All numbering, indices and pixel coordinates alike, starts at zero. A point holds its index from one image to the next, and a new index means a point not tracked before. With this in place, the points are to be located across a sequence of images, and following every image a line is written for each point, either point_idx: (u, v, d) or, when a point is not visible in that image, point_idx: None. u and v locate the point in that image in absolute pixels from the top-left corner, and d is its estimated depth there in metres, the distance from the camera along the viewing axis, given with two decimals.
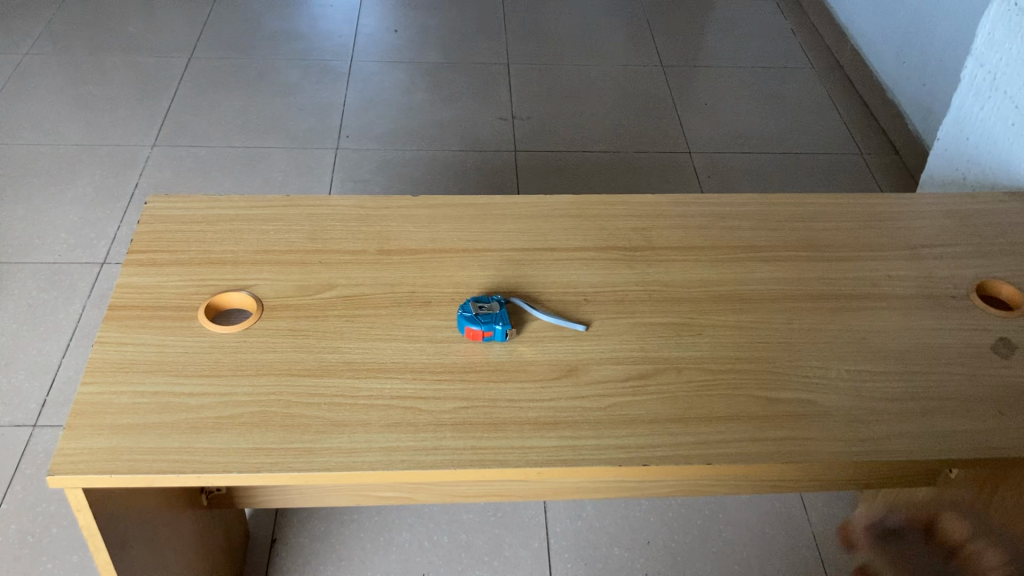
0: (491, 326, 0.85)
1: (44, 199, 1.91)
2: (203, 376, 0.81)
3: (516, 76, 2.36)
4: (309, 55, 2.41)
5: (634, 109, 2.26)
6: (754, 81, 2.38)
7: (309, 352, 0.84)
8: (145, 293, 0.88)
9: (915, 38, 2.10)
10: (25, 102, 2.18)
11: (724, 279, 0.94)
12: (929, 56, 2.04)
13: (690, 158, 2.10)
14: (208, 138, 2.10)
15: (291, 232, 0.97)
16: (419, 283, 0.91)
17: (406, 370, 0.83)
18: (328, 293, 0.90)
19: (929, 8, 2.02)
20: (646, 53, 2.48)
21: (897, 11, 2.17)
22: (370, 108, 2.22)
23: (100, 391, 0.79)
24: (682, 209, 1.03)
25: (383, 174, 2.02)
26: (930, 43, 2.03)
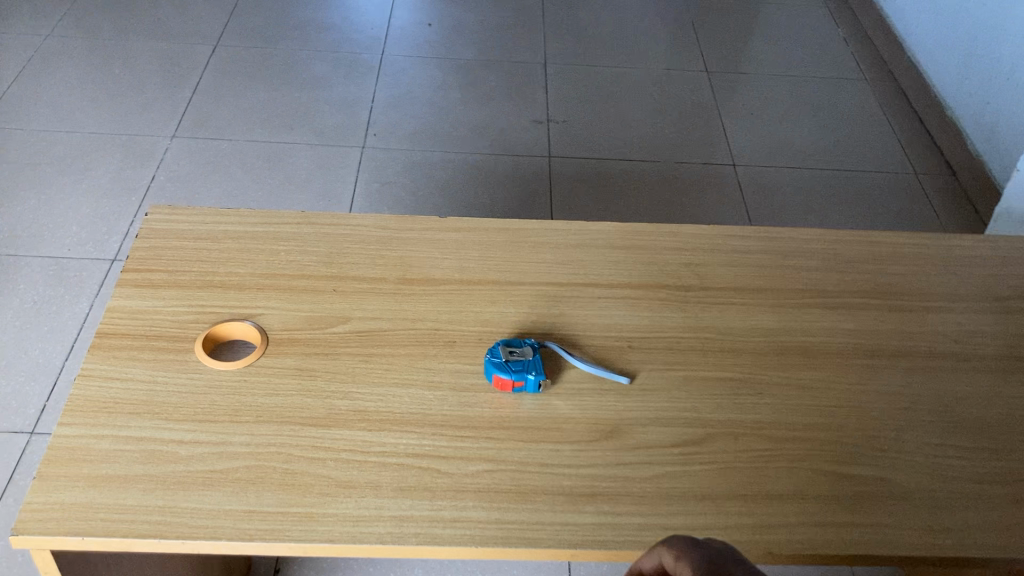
0: (519, 375, 0.74)
1: (57, 189, 1.83)
2: (196, 420, 0.72)
3: (554, 77, 2.25)
4: (339, 47, 2.32)
5: (676, 116, 2.15)
6: (803, 92, 2.27)
7: (317, 397, 0.74)
8: (138, 320, 0.79)
9: (977, 53, 1.97)
10: (45, 86, 2.11)
11: (787, 329, 0.83)
12: (993, 73, 1.91)
13: (735, 171, 1.98)
14: (231, 131, 2.02)
15: (304, 254, 0.87)
16: (443, 318, 0.82)
17: (425, 424, 0.73)
18: (341, 327, 0.80)
19: (995, 22, 1.90)
20: (690, 57, 2.37)
21: (959, 23, 2.05)
22: (400, 106, 2.12)
23: (79, 434, 0.70)
24: (739, 244, 0.92)
25: (410, 176, 1.92)
26: (994, 59, 1.91)
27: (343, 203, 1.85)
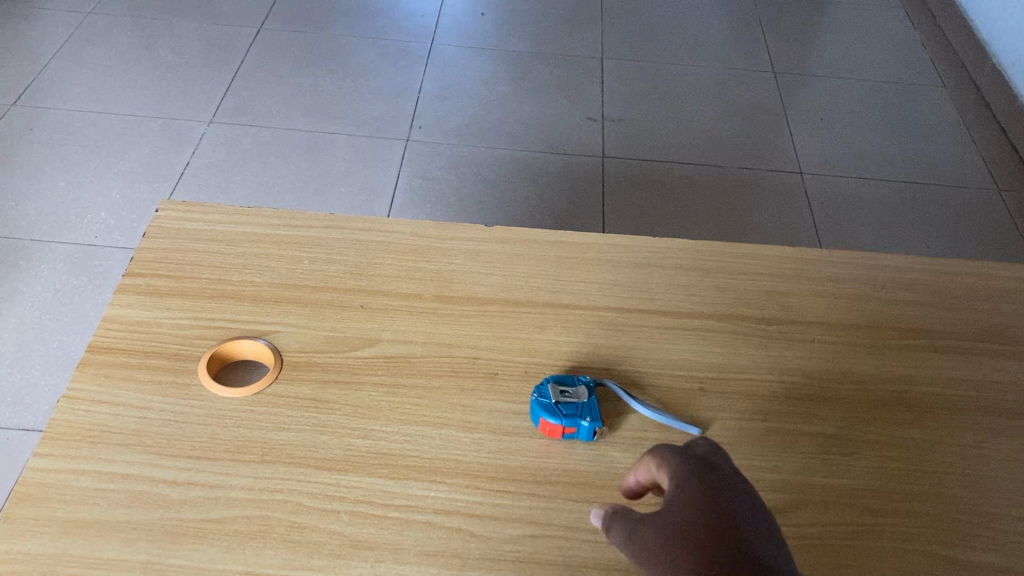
0: (569, 421, 0.63)
1: (88, 173, 1.76)
2: (193, 456, 0.61)
3: (610, 74, 2.13)
4: (386, 34, 2.22)
5: (741, 118, 2.01)
6: (879, 98, 2.11)
7: (333, 435, 0.64)
8: (136, 333, 0.69)
9: None
10: (81, 65, 2.03)
11: (885, 375, 0.71)
12: None
13: (803, 180, 1.85)
14: (270, 118, 1.93)
15: (329, 261, 0.77)
16: (484, 346, 0.71)
17: (459, 474, 0.62)
18: (367, 351, 0.70)
19: None
20: (756, 56, 2.23)
21: None
22: (448, 98, 2.02)
23: (56, 468, 0.60)
24: (830, 271, 0.80)
25: (455, 172, 1.81)
26: None
27: (383, 198, 1.75)
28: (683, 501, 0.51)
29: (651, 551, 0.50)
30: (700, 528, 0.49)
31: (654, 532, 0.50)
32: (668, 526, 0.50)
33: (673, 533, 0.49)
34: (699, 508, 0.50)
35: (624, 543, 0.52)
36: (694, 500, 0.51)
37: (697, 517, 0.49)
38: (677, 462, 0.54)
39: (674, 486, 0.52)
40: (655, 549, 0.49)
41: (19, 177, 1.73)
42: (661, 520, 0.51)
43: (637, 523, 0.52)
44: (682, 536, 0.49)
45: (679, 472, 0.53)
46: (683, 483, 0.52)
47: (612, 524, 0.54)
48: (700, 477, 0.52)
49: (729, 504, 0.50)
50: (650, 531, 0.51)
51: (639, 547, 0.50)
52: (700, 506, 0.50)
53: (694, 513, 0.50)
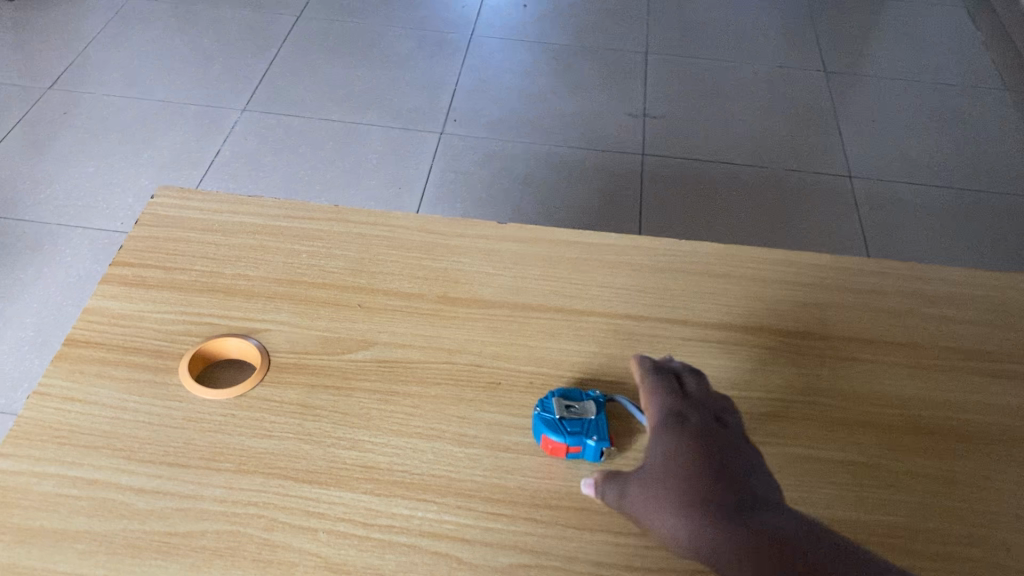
0: (574, 440, 0.57)
1: (118, 158, 1.74)
2: (164, 463, 0.57)
3: (655, 70, 2.06)
4: (426, 24, 2.17)
5: (789, 119, 1.93)
6: (936, 100, 2.01)
7: (317, 445, 0.59)
8: (118, 327, 0.65)
9: None
10: (119, 50, 2.02)
11: (930, 399, 0.64)
12: None
13: (852, 185, 1.76)
14: (304, 107, 1.89)
15: (329, 256, 0.72)
16: (488, 353, 0.65)
17: (450, 492, 0.57)
18: (361, 354, 0.65)
19: None
20: (808, 54, 2.14)
21: None
22: (486, 92, 1.96)
23: (19, 470, 0.56)
24: (872, 283, 0.73)
25: (489, 167, 1.76)
26: None
27: (413, 191, 1.70)
28: (671, 446, 0.52)
29: (648, 499, 0.50)
30: (695, 469, 0.50)
31: (647, 481, 0.51)
32: (662, 472, 0.51)
33: (667, 477, 0.50)
34: (688, 451, 0.51)
35: (617, 496, 0.52)
36: (682, 443, 0.52)
37: (689, 459, 0.50)
38: (659, 409, 0.55)
39: (660, 432, 0.53)
40: (652, 496, 0.50)
41: (50, 161, 1.72)
42: (653, 468, 0.51)
43: (629, 475, 0.52)
44: (677, 478, 0.50)
45: (662, 419, 0.55)
46: (667, 427, 0.53)
47: (602, 481, 0.54)
48: (686, 421, 0.53)
49: (719, 445, 0.51)
50: (643, 479, 0.51)
51: (635, 497, 0.51)
52: (689, 449, 0.51)
53: (686, 455, 0.51)
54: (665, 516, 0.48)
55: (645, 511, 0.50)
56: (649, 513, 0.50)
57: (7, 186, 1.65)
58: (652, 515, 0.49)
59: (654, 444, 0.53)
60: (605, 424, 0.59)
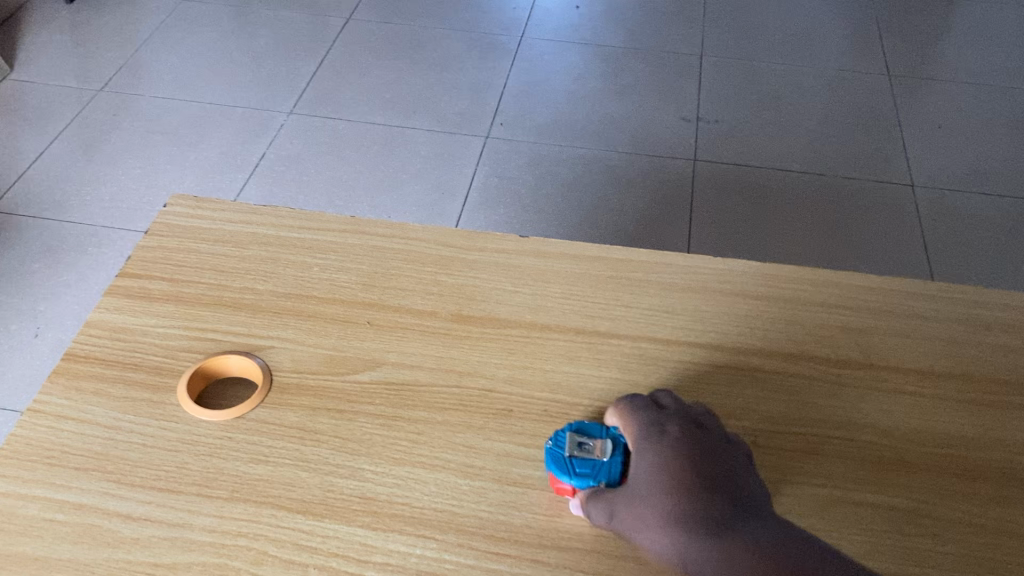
0: (581, 482, 0.53)
1: (165, 161, 1.74)
2: (154, 488, 0.54)
3: (709, 72, 2.00)
4: (476, 26, 2.14)
5: (849, 124, 1.85)
6: (1005, 105, 1.92)
7: (315, 472, 0.56)
8: (119, 343, 0.63)
9: None
10: (170, 53, 2.03)
11: (984, 438, 0.59)
12: None
13: (913, 194, 1.68)
14: (351, 111, 1.88)
15: (341, 269, 0.69)
16: (500, 378, 0.61)
17: (451, 529, 0.53)
18: (367, 376, 0.61)
19: None
20: (871, 57, 2.06)
21: None
22: (534, 95, 1.92)
23: (5, 491, 0.54)
24: (922, 306, 0.67)
25: (533, 173, 1.72)
26: None
27: (456, 196, 1.67)
28: (660, 461, 0.51)
29: (640, 518, 0.49)
30: (694, 486, 0.49)
31: (640, 500, 0.49)
32: (652, 490, 0.49)
33: (658, 496, 0.49)
34: (678, 466, 0.50)
35: (607, 516, 0.51)
36: (668, 459, 0.50)
37: (685, 475, 0.49)
38: (641, 423, 0.54)
39: (646, 447, 0.52)
40: (649, 514, 0.49)
41: (98, 163, 1.73)
42: (642, 484, 0.50)
43: (617, 492, 0.51)
44: (669, 496, 0.48)
45: (646, 431, 0.53)
46: (654, 440, 0.52)
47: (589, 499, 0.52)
48: (670, 431, 0.52)
49: (706, 454, 0.50)
50: (633, 499, 0.50)
51: (627, 518, 0.50)
52: (679, 463, 0.50)
53: (675, 471, 0.49)
54: (664, 538, 0.47)
55: (637, 531, 0.49)
56: (646, 533, 0.48)
57: (57, 187, 1.67)
58: (645, 536, 0.48)
59: (641, 459, 0.52)
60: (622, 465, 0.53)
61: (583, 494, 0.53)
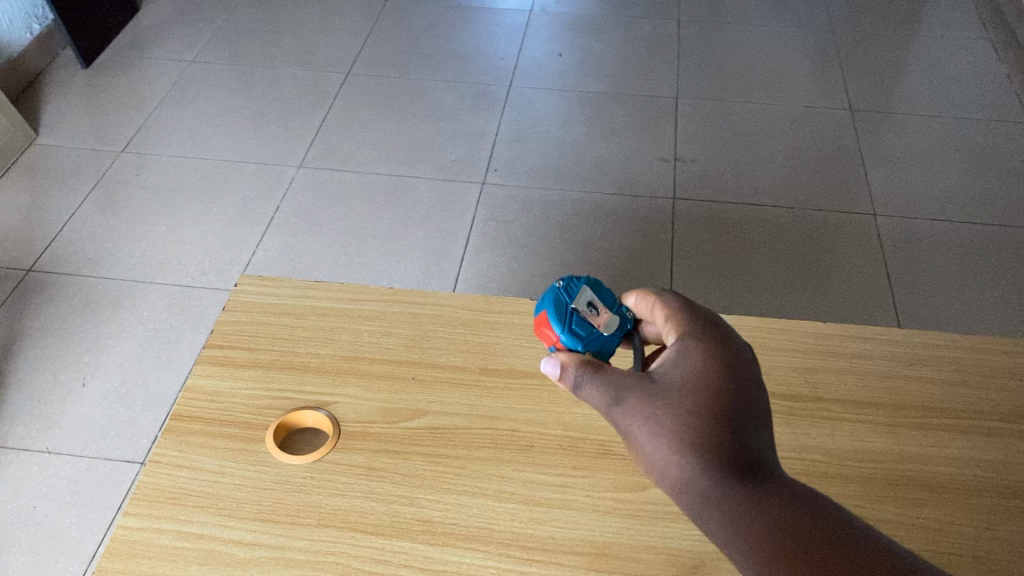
0: (569, 339, 0.62)
1: (187, 216, 1.88)
2: (258, 519, 0.69)
3: (685, 114, 2.16)
4: (469, 77, 2.30)
5: (814, 159, 2.01)
6: (957, 134, 2.07)
7: (382, 501, 0.71)
8: (214, 403, 0.78)
9: None
10: (184, 113, 2.19)
11: (907, 454, 0.74)
12: None
13: (874, 223, 1.82)
14: (356, 163, 2.02)
15: (386, 334, 0.84)
16: (522, 419, 0.77)
17: (491, 542, 0.68)
18: (416, 422, 0.77)
19: None
20: (833, 93, 2.23)
21: None
22: (524, 142, 2.08)
23: (142, 526, 0.69)
24: (859, 347, 0.83)
25: (527, 216, 1.88)
26: None
27: (458, 241, 1.82)
28: (688, 380, 0.55)
29: (646, 420, 0.54)
30: (712, 414, 0.53)
31: (656, 404, 0.55)
32: (673, 406, 0.54)
33: (676, 412, 0.54)
34: (704, 390, 0.55)
35: (609, 401, 0.56)
36: (696, 380, 0.55)
37: (707, 401, 0.54)
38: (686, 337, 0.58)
39: (682, 362, 0.57)
40: (659, 421, 0.54)
41: (125, 221, 1.87)
42: (664, 392, 0.55)
43: (624, 384, 0.56)
44: (682, 412, 0.54)
45: (685, 349, 0.58)
46: (691, 358, 0.57)
47: (588, 374, 0.57)
48: (702, 349, 0.57)
49: (726, 377, 0.55)
50: (641, 399, 0.55)
51: (631, 415, 0.55)
52: (704, 389, 0.55)
53: (698, 396, 0.54)
54: (666, 449, 0.53)
55: (639, 431, 0.54)
56: (650, 434, 0.54)
57: (89, 245, 1.81)
58: (649, 440, 0.54)
59: (667, 371, 0.57)
60: (613, 344, 0.63)
61: (580, 362, 0.58)
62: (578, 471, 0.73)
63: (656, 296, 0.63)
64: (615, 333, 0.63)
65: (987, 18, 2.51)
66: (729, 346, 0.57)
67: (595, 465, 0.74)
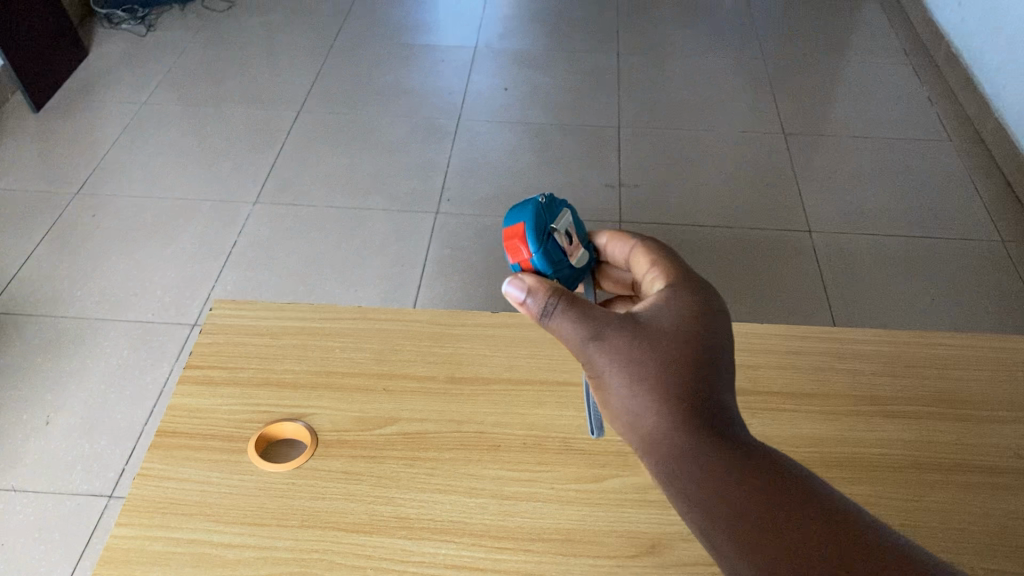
0: (540, 258, 0.68)
1: (145, 254, 1.89)
2: (245, 523, 0.74)
3: (627, 142, 2.25)
4: (418, 112, 2.37)
5: (751, 181, 2.11)
6: (883, 154, 2.19)
7: (360, 502, 0.76)
8: (196, 419, 0.82)
9: None
10: (137, 153, 2.21)
11: (840, 439, 0.81)
12: None
13: (810, 239, 1.92)
14: (311, 198, 2.07)
15: (357, 349, 0.90)
16: (488, 422, 0.83)
17: (465, 533, 0.73)
18: (389, 428, 0.82)
19: None
20: (767, 119, 2.34)
21: None
22: (475, 173, 2.15)
23: (134, 535, 0.73)
24: (794, 345, 0.91)
25: (481, 244, 1.94)
26: None
27: (415, 269, 1.87)
28: (666, 329, 0.58)
29: (620, 355, 0.57)
30: (686, 362, 0.56)
31: (633, 345, 0.57)
32: (650, 350, 0.57)
33: (652, 356, 0.56)
34: (680, 340, 0.57)
35: (580, 330, 0.58)
36: (674, 330, 0.58)
37: (683, 350, 0.57)
38: (668, 295, 0.61)
39: (661, 315, 0.59)
40: (635, 361, 0.56)
41: (83, 259, 1.88)
42: (642, 336, 0.57)
43: (596, 316, 0.58)
44: (659, 355, 0.56)
45: (665, 305, 0.60)
46: (671, 313, 0.59)
47: (559, 302, 0.59)
48: (683, 306, 0.60)
49: (698, 326, 0.58)
50: (614, 333, 0.57)
51: (602, 346, 0.57)
52: (682, 340, 0.57)
53: (675, 345, 0.57)
54: (639, 388, 0.55)
55: (612, 365, 0.57)
56: (625, 372, 0.56)
57: (47, 284, 1.81)
58: (623, 377, 0.56)
59: (646, 319, 0.59)
60: (572, 278, 0.72)
61: (549, 289, 0.60)
62: (543, 466, 0.79)
63: (621, 240, 0.72)
64: (577, 267, 0.72)
65: (907, 45, 2.66)
66: (698, 296, 0.61)
67: (558, 460, 0.80)
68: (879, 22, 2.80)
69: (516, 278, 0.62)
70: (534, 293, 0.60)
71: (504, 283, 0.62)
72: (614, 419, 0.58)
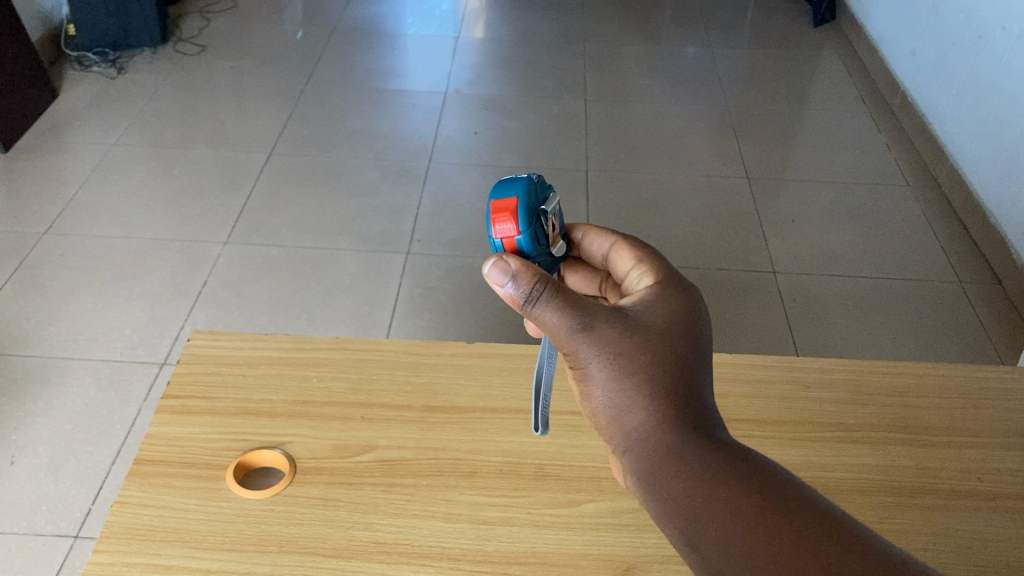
0: (526, 239, 0.65)
1: (112, 295, 1.88)
2: (223, 549, 0.74)
3: (594, 184, 2.29)
4: (388, 154, 2.40)
5: (715, 223, 2.15)
6: (842, 198, 2.25)
7: (338, 528, 0.76)
8: (174, 447, 0.83)
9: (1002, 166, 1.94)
10: (106, 194, 2.20)
11: (807, 463, 0.84)
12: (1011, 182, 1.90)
13: (774, 279, 1.96)
14: (281, 237, 2.08)
15: (335, 378, 0.91)
16: (464, 448, 0.84)
17: (443, 557, 0.74)
18: (366, 455, 0.83)
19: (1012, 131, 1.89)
20: (730, 163, 2.40)
21: (986, 126, 2.02)
22: (444, 215, 2.18)
23: (112, 562, 0.73)
24: (761, 373, 0.94)
25: (451, 283, 1.96)
26: (1012, 166, 1.89)
27: (385, 308, 1.88)
28: (653, 324, 0.57)
29: (609, 351, 0.55)
30: (673, 362, 0.55)
31: (622, 341, 0.56)
32: (638, 347, 0.55)
33: (642, 353, 0.55)
34: (668, 336, 0.56)
35: (569, 320, 0.55)
36: (661, 326, 0.57)
37: (669, 348, 0.56)
38: (649, 291, 0.61)
39: (645, 308, 0.58)
40: (624, 358, 0.55)
41: (48, 300, 1.86)
42: (631, 332, 0.56)
43: (585, 307, 0.56)
44: (648, 353, 0.55)
45: (648, 300, 0.59)
46: (656, 308, 0.58)
47: (545, 289, 0.55)
48: (669, 303, 0.59)
49: (683, 323, 0.58)
50: (604, 325, 0.56)
51: (591, 340, 0.55)
52: (668, 337, 0.57)
53: (662, 341, 0.56)
54: (627, 387, 0.54)
55: (601, 360, 0.55)
56: (613, 370, 0.55)
57: (14, 324, 1.79)
58: (611, 376, 0.55)
59: (632, 313, 0.58)
60: (549, 266, 0.70)
61: (534, 274, 0.56)
62: (518, 492, 0.80)
63: (601, 235, 0.72)
64: (555, 255, 0.70)
65: (865, 94, 2.74)
66: (681, 292, 0.60)
67: (533, 485, 0.81)
68: (838, 71, 2.89)
69: (496, 259, 0.57)
70: (519, 278, 0.55)
71: (482, 261, 0.57)
72: (597, 411, 0.56)
